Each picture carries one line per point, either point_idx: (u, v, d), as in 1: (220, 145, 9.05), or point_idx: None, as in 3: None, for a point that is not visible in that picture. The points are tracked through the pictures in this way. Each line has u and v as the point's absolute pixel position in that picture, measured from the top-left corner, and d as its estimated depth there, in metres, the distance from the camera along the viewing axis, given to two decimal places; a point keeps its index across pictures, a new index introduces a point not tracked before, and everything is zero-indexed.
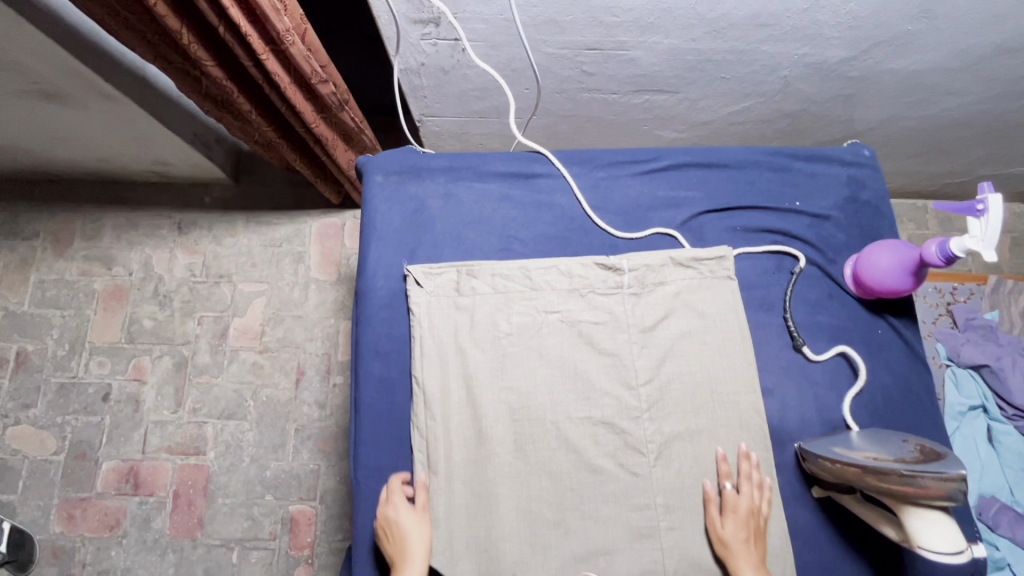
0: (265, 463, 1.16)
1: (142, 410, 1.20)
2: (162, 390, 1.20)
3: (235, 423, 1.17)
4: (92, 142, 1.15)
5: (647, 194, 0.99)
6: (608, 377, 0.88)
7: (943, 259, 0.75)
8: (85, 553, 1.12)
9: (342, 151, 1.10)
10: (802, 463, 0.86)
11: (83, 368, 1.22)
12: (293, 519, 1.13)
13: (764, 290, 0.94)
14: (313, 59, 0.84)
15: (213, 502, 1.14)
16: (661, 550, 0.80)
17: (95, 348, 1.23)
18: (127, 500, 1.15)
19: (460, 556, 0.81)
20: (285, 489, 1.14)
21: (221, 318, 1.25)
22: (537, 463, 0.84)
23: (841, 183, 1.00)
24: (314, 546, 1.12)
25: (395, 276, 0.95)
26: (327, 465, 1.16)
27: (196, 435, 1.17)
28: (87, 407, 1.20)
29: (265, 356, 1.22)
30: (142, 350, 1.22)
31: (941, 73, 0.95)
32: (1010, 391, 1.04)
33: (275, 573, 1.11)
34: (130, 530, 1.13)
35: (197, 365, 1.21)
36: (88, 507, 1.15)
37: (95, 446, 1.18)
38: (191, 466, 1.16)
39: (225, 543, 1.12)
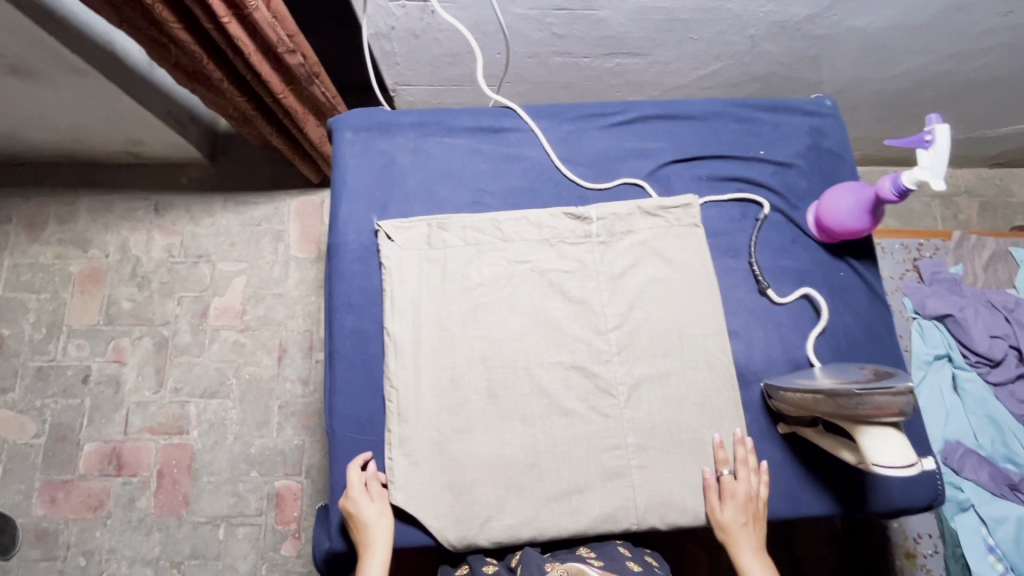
0: (249, 440, 1.16)
1: (123, 392, 1.19)
2: (143, 371, 1.20)
3: (218, 402, 1.18)
4: (63, 120, 1.14)
5: (614, 146, 1.00)
6: (579, 323, 0.90)
7: (896, 193, 0.78)
8: (68, 535, 1.12)
9: (314, 126, 1.09)
10: (768, 400, 0.88)
11: (61, 351, 1.21)
12: (278, 495, 1.13)
13: (730, 236, 0.96)
14: (280, 27, 0.84)
15: (198, 481, 1.14)
16: (631, 487, 0.84)
17: (73, 331, 1.22)
18: (111, 480, 1.15)
19: (435, 498, 0.83)
20: (270, 465, 1.15)
21: (201, 297, 1.24)
22: (510, 409, 0.86)
23: (803, 132, 1.03)
24: (301, 520, 1.12)
25: (366, 230, 0.95)
26: (311, 441, 1.16)
27: (179, 415, 1.17)
28: (66, 389, 1.19)
29: (247, 335, 1.22)
30: (122, 331, 1.22)
31: (901, 30, 0.98)
32: (973, 339, 1.06)
33: (261, 548, 1.11)
34: (114, 511, 1.13)
35: (178, 345, 1.21)
36: (70, 489, 1.14)
37: (76, 428, 1.17)
38: (175, 445, 1.16)
39: (211, 520, 1.12)
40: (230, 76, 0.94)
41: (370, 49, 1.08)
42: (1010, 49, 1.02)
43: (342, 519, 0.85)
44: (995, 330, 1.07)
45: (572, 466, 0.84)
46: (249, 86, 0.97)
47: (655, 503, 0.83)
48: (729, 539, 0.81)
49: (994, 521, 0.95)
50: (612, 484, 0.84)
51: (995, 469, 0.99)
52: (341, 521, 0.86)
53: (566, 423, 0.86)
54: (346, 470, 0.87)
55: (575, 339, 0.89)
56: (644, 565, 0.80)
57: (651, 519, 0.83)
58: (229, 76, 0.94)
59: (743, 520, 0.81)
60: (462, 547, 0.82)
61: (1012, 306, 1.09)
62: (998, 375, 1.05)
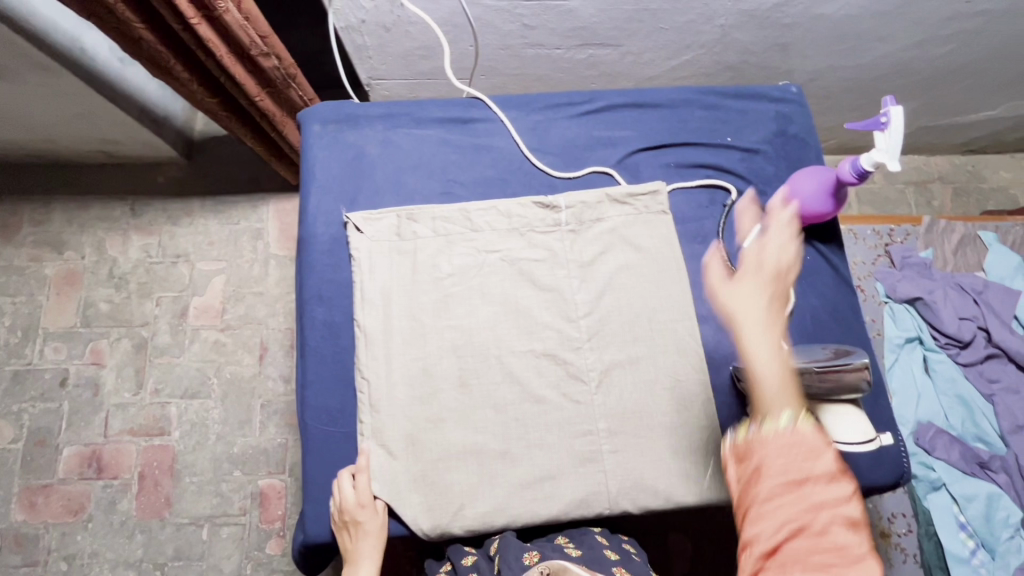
0: (232, 439, 1.15)
1: (102, 394, 1.18)
2: (122, 372, 1.19)
3: (200, 402, 1.17)
4: (32, 119, 1.12)
5: (583, 135, 1.01)
6: (550, 311, 0.90)
7: (855, 175, 0.79)
8: (49, 540, 1.11)
9: (291, 127, 1.09)
10: (736, 382, 0.89)
11: (38, 354, 1.20)
12: (262, 493, 1.13)
13: (698, 223, 0.97)
14: (252, 29, 0.83)
15: (180, 481, 1.13)
16: (603, 472, 0.84)
17: (49, 334, 1.21)
18: (92, 484, 1.13)
19: (410, 487, 0.83)
20: (253, 464, 1.14)
21: (180, 298, 1.23)
22: (482, 398, 0.86)
23: (769, 118, 1.04)
24: (285, 518, 1.12)
25: (335, 222, 0.95)
26: (294, 438, 1.16)
27: (159, 416, 1.16)
28: (44, 393, 1.18)
29: (228, 334, 1.21)
30: (100, 333, 1.21)
31: (867, 18, 0.99)
32: (942, 321, 1.08)
33: (246, 547, 1.11)
34: (95, 514, 1.12)
35: (158, 346, 1.20)
36: (50, 494, 1.13)
37: (54, 432, 1.16)
38: (156, 447, 1.15)
39: (194, 521, 1.12)
40: (202, 79, 0.93)
41: (341, 42, 1.07)
42: (975, 35, 1.04)
43: (316, 510, 0.85)
44: (964, 313, 1.08)
45: (543, 452, 0.84)
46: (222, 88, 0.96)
47: (628, 486, 0.83)
48: (727, 324, 0.43)
49: (965, 499, 0.96)
50: (584, 469, 0.84)
51: (965, 447, 1.00)
52: (314, 513, 0.85)
53: (538, 411, 0.86)
54: (319, 462, 0.87)
55: (545, 327, 0.89)
56: (622, 551, 0.79)
57: (624, 504, 0.83)
58: (201, 78, 0.92)
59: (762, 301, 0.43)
60: (436, 535, 0.82)
61: (980, 289, 1.11)
62: (967, 356, 1.06)
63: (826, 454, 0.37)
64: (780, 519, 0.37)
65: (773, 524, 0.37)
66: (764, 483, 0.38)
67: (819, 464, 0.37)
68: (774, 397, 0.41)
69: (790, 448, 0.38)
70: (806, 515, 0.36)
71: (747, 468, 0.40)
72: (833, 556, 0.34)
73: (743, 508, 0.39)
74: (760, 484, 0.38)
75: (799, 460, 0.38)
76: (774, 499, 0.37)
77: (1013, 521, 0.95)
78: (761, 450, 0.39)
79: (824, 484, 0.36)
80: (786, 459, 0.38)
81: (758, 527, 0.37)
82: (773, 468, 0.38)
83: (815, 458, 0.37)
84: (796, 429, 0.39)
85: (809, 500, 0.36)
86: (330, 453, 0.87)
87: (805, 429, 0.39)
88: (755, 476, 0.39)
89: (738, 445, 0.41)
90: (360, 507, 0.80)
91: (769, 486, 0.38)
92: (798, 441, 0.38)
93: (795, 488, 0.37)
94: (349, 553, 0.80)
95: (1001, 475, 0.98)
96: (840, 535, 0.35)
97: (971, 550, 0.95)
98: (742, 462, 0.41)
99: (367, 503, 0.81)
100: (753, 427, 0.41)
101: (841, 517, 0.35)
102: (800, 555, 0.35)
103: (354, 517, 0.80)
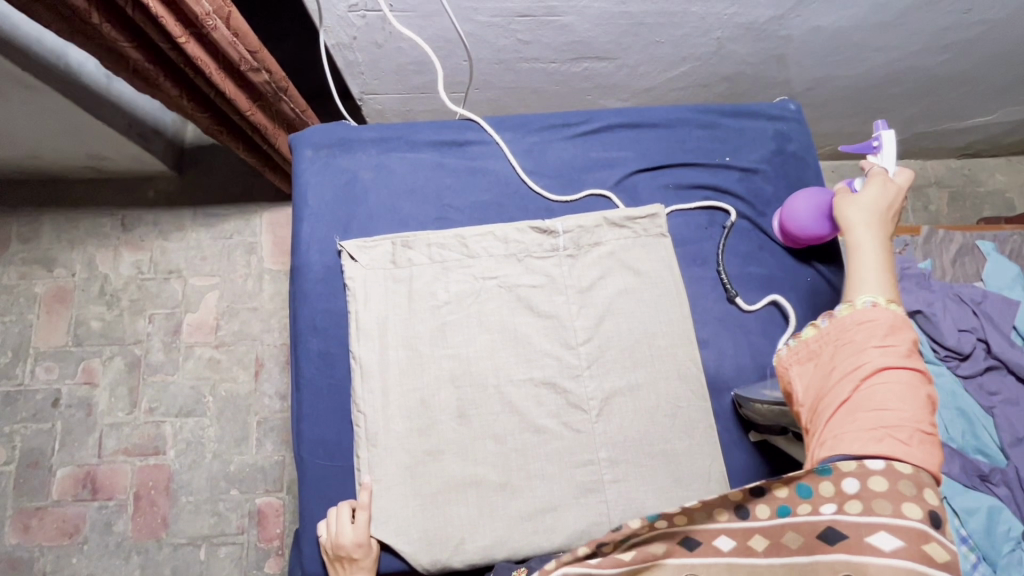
0: (228, 458, 1.14)
1: (95, 414, 1.16)
2: (116, 391, 1.17)
3: (195, 420, 1.15)
4: (17, 138, 1.09)
5: (580, 155, 0.99)
6: (548, 337, 0.89)
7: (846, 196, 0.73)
8: (44, 563, 1.09)
9: (283, 139, 1.06)
10: (739, 409, 0.88)
11: (29, 374, 1.17)
12: (260, 512, 1.11)
13: (698, 245, 0.96)
14: (241, 44, 0.80)
15: (176, 501, 1.12)
16: (605, 501, 0.82)
17: (40, 353, 1.18)
18: (86, 505, 1.11)
19: (407, 521, 0.81)
20: (250, 482, 1.13)
21: (173, 314, 1.21)
22: (481, 428, 0.84)
23: (768, 137, 1.02)
24: (283, 537, 1.11)
25: (329, 250, 0.93)
26: (291, 456, 1.14)
27: (154, 435, 1.14)
28: (35, 414, 1.16)
29: (222, 350, 1.19)
30: (91, 352, 1.19)
31: (864, 28, 0.97)
32: (943, 334, 1.07)
33: (244, 567, 1.09)
34: (90, 536, 1.10)
35: (152, 364, 1.18)
36: (44, 516, 1.11)
37: (47, 453, 1.14)
38: (151, 467, 1.13)
39: (191, 541, 1.10)
40: (194, 96, 0.90)
41: (332, 58, 1.05)
42: (973, 45, 1.03)
43: (314, 544, 0.84)
44: (963, 325, 1.08)
45: (543, 482, 0.83)
46: (212, 103, 0.93)
47: (630, 512, 0.82)
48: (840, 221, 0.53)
49: (966, 512, 0.95)
50: (586, 498, 0.82)
51: (966, 460, 0.99)
52: (312, 548, 0.84)
53: (538, 440, 0.84)
54: (315, 496, 0.85)
55: (544, 354, 0.88)
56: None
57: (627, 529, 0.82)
58: (193, 95, 0.90)
59: (867, 199, 0.53)
60: (436, 569, 0.81)
61: (979, 300, 1.10)
62: (966, 369, 1.06)
63: (904, 334, 0.42)
64: (852, 383, 0.42)
65: (846, 392, 0.42)
66: (838, 358, 0.44)
67: (898, 336, 0.42)
68: (869, 283, 0.47)
69: (869, 323, 0.43)
70: (878, 379, 0.41)
71: (824, 352, 0.46)
72: (897, 419, 0.39)
73: (815, 388, 0.45)
74: (835, 357, 0.44)
75: (876, 335, 0.43)
76: (847, 369, 0.43)
77: (1014, 534, 0.94)
78: (839, 331, 0.45)
79: (897, 352, 0.42)
80: (865, 333, 0.43)
81: (830, 400, 0.43)
82: (848, 344, 0.44)
83: (892, 335, 0.43)
84: (879, 310, 0.44)
85: (878, 366, 0.41)
86: (327, 487, 0.85)
87: (886, 309, 0.44)
88: (830, 356, 0.45)
89: (814, 336, 0.47)
90: (354, 543, 0.78)
91: (846, 359, 0.43)
92: (878, 318, 0.43)
93: (870, 357, 0.42)
94: None
95: (1001, 488, 0.98)
96: (908, 399, 0.40)
97: (973, 564, 0.92)
98: (818, 351, 0.46)
99: (363, 541, 0.79)
100: (833, 314, 0.46)
101: (910, 376, 0.41)
102: (869, 415, 0.40)
103: (347, 550, 0.78)
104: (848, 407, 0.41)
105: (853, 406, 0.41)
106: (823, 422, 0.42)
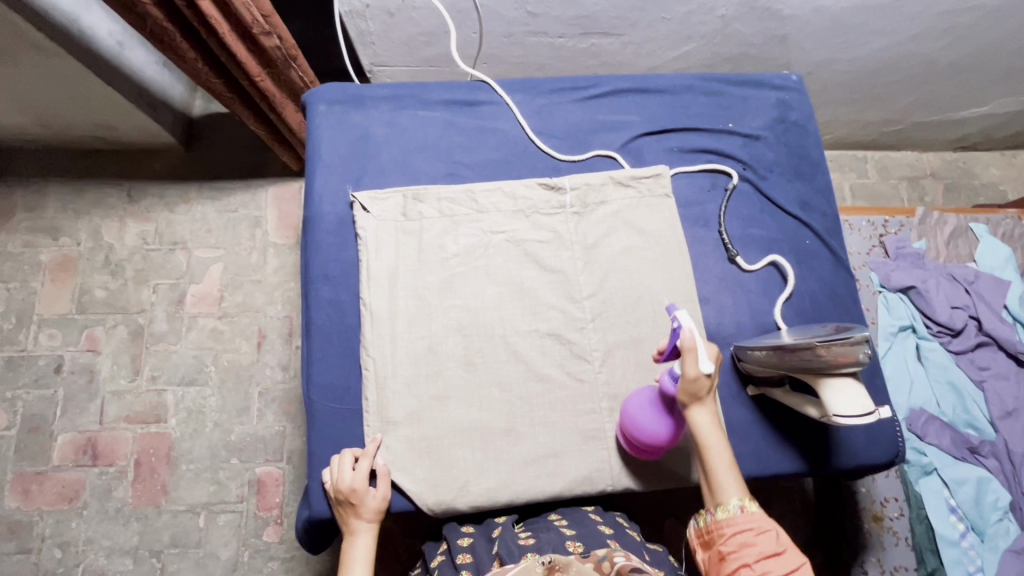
0: (228, 428, 1.15)
1: (97, 381, 1.17)
2: (118, 359, 1.18)
3: (197, 389, 1.16)
4: (29, 103, 1.11)
5: (588, 118, 1.01)
6: (554, 291, 0.91)
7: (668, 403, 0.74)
8: (43, 527, 1.10)
9: (292, 111, 1.07)
10: (738, 363, 0.89)
11: (32, 340, 1.18)
12: (260, 481, 1.12)
13: (701, 206, 0.98)
14: (254, 7, 0.83)
15: (176, 469, 1.13)
16: (606, 449, 0.85)
17: (43, 320, 1.19)
18: (87, 471, 1.12)
19: (415, 462, 0.83)
20: (251, 452, 1.13)
21: (177, 285, 1.22)
22: (486, 375, 0.87)
23: (770, 105, 1.05)
24: (282, 506, 1.11)
25: (341, 202, 0.94)
26: (293, 426, 1.15)
27: (156, 403, 1.15)
28: (38, 379, 1.17)
29: (225, 321, 1.20)
30: (95, 320, 1.20)
31: (865, 11, 1.00)
32: (935, 309, 1.10)
33: (243, 535, 1.10)
34: (90, 501, 1.11)
35: (154, 334, 1.19)
36: (44, 481, 1.12)
37: (49, 419, 1.15)
38: (152, 434, 1.14)
39: (191, 508, 1.11)
40: (208, 59, 0.92)
41: (345, 27, 1.07)
42: (969, 30, 1.05)
43: (322, 487, 0.83)
44: (955, 301, 1.10)
45: (547, 431, 0.85)
46: (225, 69, 0.95)
47: (629, 463, 0.84)
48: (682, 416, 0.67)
49: (956, 483, 0.98)
50: (587, 446, 0.85)
51: (957, 433, 1.02)
52: (320, 488, 0.84)
53: (542, 388, 0.86)
54: (319, 444, 0.85)
55: (550, 307, 0.90)
56: (615, 526, 0.81)
57: (629, 477, 0.84)
58: (206, 58, 0.91)
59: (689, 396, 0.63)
60: (440, 511, 0.82)
61: (971, 279, 1.13)
62: (958, 345, 1.08)
63: (768, 532, 0.58)
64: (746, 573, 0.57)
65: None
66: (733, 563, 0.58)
67: (769, 539, 0.58)
68: (728, 487, 0.62)
69: (744, 528, 0.59)
70: None
71: (713, 549, 0.61)
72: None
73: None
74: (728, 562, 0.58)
75: (751, 541, 0.58)
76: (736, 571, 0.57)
77: (1001, 504, 0.97)
78: (721, 533, 0.60)
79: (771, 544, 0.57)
80: (744, 540, 0.58)
81: None
82: (737, 546, 0.58)
83: (760, 536, 0.58)
84: (747, 517, 0.59)
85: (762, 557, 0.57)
86: (334, 432, 0.85)
87: (752, 512, 0.60)
88: (720, 558, 0.59)
89: (704, 528, 0.62)
90: (359, 485, 0.79)
91: (733, 562, 0.58)
92: (748, 525, 0.59)
93: (752, 561, 0.57)
94: (345, 527, 0.79)
95: (990, 459, 1.01)
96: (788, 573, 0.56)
97: (961, 533, 0.96)
98: (711, 541, 0.61)
99: (363, 488, 0.79)
100: (715, 517, 0.61)
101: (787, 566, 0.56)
102: None
103: (353, 492, 0.78)
104: None
105: None
106: None
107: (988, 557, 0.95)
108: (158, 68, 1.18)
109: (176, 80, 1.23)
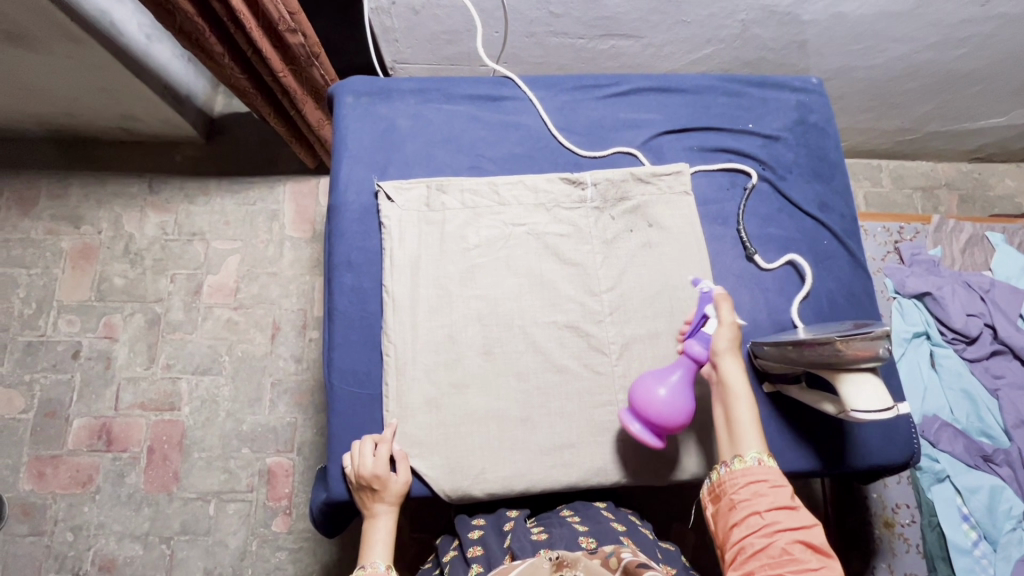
0: (241, 417, 1.16)
1: (113, 367, 1.19)
2: (135, 346, 1.20)
3: (211, 378, 1.18)
4: (59, 94, 1.15)
5: (609, 116, 1.03)
6: (573, 284, 0.92)
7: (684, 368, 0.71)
8: (56, 510, 1.11)
9: (312, 109, 1.08)
10: (754, 360, 0.89)
11: (52, 326, 1.20)
12: (271, 471, 1.13)
13: (720, 205, 0.99)
14: (281, 4, 0.85)
15: (188, 457, 1.14)
16: (621, 442, 0.85)
17: (63, 306, 1.21)
18: (100, 456, 1.14)
19: (432, 448, 0.84)
20: (262, 442, 1.15)
21: (194, 276, 1.24)
22: (505, 365, 0.87)
23: (790, 107, 1.06)
24: (292, 496, 1.12)
25: (366, 191, 0.95)
26: (304, 418, 1.16)
27: (170, 391, 1.17)
28: (56, 364, 1.19)
29: (241, 312, 1.22)
30: (113, 307, 1.22)
31: (884, 18, 1.01)
32: (951, 315, 1.10)
33: (252, 524, 1.11)
34: (103, 486, 1.13)
35: (171, 322, 1.21)
36: (59, 464, 1.14)
37: (65, 403, 1.16)
38: (165, 422, 1.16)
39: (201, 496, 1.12)
40: (233, 54, 0.94)
41: (371, 24, 1.09)
42: (986, 40, 1.06)
43: (342, 471, 0.84)
44: (970, 309, 1.10)
45: (562, 421, 0.86)
46: (250, 64, 0.97)
47: (644, 456, 0.85)
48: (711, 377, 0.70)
49: (968, 491, 0.97)
50: (601, 439, 0.85)
51: (970, 441, 1.01)
52: (339, 471, 0.85)
53: (558, 380, 0.87)
54: (336, 429, 0.86)
55: (568, 300, 0.91)
56: (627, 523, 0.82)
57: (645, 472, 0.84)
58: (232, 52, 0.94)
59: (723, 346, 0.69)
60: (457, 497, 0.83)
61: (987, 287, 1.13)
62: (973, 352, 1.08)
63: (781, 486, 0.59)
64: (755, 517, 0.58)
65: (749, 539, 0.57)
66: (743, 510, 0.59)
67: (784, 490, 0.59)
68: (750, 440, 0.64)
69: (758, 477, 0.60)
70: (773, 532, 0.56)
71: (723, 500, 0.62)
72: (794, 530, 0.56)
73: (719, 528, 0.61)
74: (738, 510, 0.59)
75: (764, 491, 0.59)
76: (745, 518, 0.58)
77: (1015, 513, 0.96)
78: (734, 482, 0.61)
79: (783, 494, 0.59)
80: (757, 489, 0.60)
81: (740, 545, 0.58)
82: (748, 495, 0.60)
83: (774, 489, 0.59)
84: (763, 468, 0.61)
85: (774, 506, 0.58)
86: (352, 418, 0.86)
87: (769, 466, 0.61)
88: (730, 507, 0.60)
89: (717, 483, 0.63)
90: (378, 467, 0.79)
91: (742, 510, 0.59)
92: (766, 473, 0.61)
93: (762, 510, 0.58)
94: (366, 510, 0.81)
95: (1004, 467, 1.00)
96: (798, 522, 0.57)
97: (974, 542, 0.95)
98: (722, 494, 0.62)
99: (384, 474, 0.80)
100: (730, 467, 0.63)
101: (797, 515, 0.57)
102: (773, 534, 0.56)
103: (373, 473, 0.79)
104: (754, 537, 0.57)
105: (759, 552, 0.56)
106: (733, 550, 0.58)
107: (1000, 566, 0.93)
108: (182, 63, 1.21)
109: (199, 74, 1.26)
